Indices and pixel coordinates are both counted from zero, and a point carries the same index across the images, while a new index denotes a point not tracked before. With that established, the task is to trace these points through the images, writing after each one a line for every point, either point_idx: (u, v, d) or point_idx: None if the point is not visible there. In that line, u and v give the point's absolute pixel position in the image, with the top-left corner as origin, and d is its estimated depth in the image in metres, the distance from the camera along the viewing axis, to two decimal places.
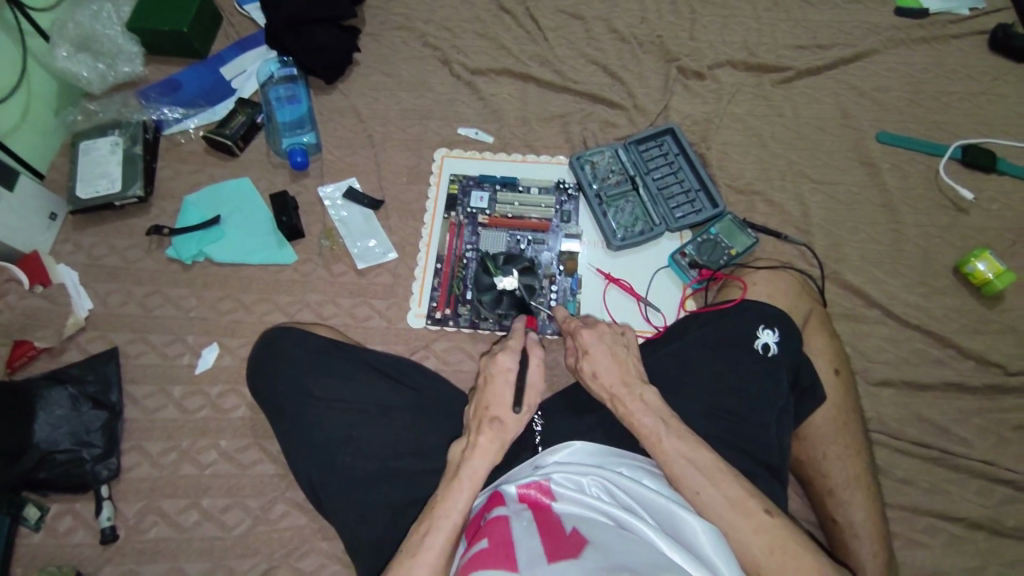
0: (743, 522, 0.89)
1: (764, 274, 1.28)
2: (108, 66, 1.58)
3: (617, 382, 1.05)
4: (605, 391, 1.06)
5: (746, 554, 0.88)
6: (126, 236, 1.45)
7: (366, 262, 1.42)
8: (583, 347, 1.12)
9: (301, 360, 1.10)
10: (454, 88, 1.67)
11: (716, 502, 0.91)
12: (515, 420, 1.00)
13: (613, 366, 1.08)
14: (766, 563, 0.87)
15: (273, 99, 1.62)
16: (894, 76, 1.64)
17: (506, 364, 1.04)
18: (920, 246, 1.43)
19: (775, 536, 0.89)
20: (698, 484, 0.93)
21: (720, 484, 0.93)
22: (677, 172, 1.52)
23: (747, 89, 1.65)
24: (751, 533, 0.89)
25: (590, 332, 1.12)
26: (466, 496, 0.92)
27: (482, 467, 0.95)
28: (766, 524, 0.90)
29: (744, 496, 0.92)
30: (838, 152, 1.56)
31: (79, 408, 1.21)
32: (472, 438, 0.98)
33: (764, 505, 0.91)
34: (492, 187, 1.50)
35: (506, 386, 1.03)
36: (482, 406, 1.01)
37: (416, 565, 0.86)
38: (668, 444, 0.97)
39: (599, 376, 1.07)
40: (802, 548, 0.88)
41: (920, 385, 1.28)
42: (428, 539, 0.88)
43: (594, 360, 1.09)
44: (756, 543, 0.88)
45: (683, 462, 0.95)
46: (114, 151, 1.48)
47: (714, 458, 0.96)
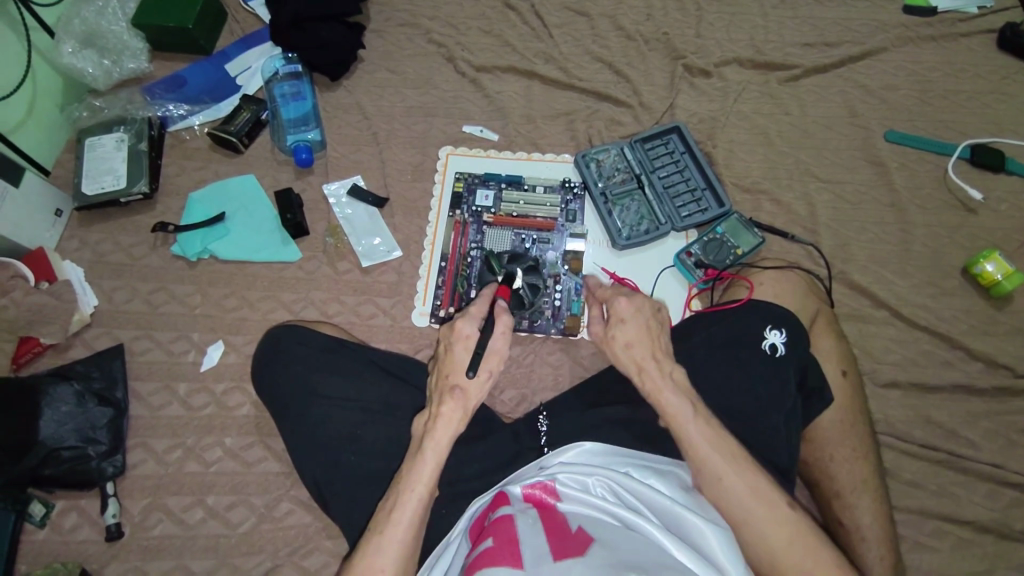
0: (764, 515, 0.92)
1: (770, 274, 1.28)
2: (114, 62, 1.58)
3: (649, 354, 1.05)
4: (634, 363, 1.05)
5: (760, 544, 0.91)
6: (133, 232, 1.45)
7: (370, 260, 1.42)
8: (618, 315, 1.10)
9: (307, 359, 1.10)
10: (458, 85, 1.66)
11: (740, 491, 0.93)
12: (475, 388, 1.00)
13: (644, 339, 1.07)
14: (780, 554, 0.90)
15: (278, 96, 1.61)
16: (903, 74, 1.63)
17: (464, 332, 1.02)
18: (928, 246, 1.42)
19: (793, 528, 0.91)
20: (724, 470, 0.94)
21: (744, 474, 0.94)
22: (683, 171, 1.51)
23: (754, 87, 1.63)
24: (768, 523, 0.91)
25: (628, 302, 1.10)
26: (430, 468, 0.95)
27: (446, 437, 0.97)
28: (782, 512, 0.92)
29: (767, 489, 0.94)
30: (846, 151, 1.55)
31: (85, 404, 1.21)
32: (434, 409, 0.99)
33: (786, 497, 0.94)
34: (497, 185, 1.49)
35: (464, 354, 1.02)
36: (444, 375, 1.01)
37: (383, 542, 0.90)
38: (689, 425, 0.98)
39: (630, 347, 1.07)
40: (818, 541, 0.91)
41: (929, 388, 1.27)
42: (395, 515, 0.92)
43: (627, 330, 1.08)
44: (772, 534, 0.91)
45: (708, 445, 0.96)
46: (119, 148, 1.48)
47: (738, 446, 0.98)
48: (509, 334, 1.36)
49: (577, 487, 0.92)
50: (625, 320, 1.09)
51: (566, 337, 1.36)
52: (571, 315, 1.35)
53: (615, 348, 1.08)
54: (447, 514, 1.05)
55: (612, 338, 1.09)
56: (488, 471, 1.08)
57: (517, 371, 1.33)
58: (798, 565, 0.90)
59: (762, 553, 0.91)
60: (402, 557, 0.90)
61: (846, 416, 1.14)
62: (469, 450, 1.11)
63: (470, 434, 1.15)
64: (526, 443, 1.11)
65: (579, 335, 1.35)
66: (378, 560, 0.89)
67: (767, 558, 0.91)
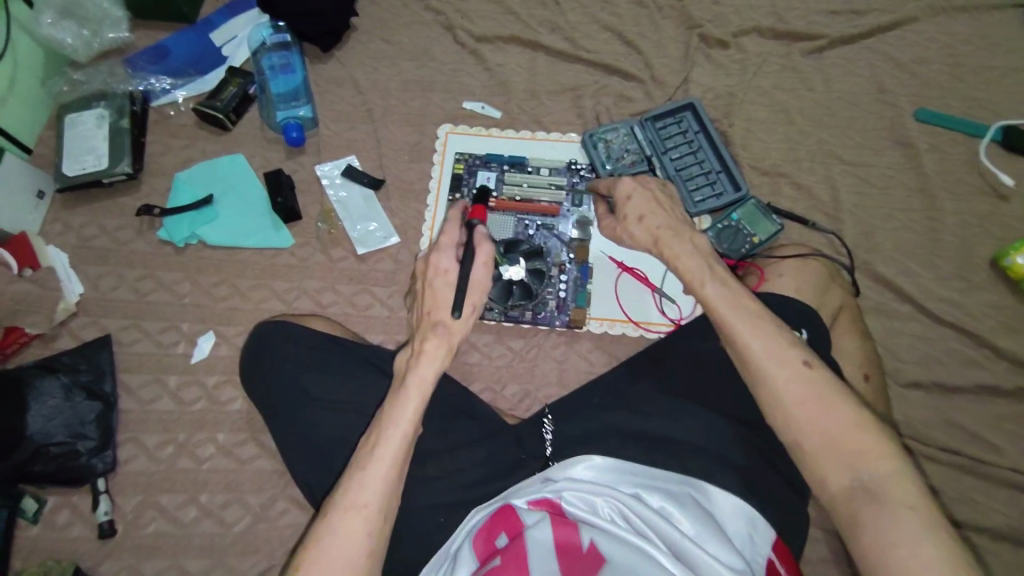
0: (781, 373, 0.94)
1: (790, 264, 1.21)
2: (94, 32, 1.47)
3: (663, 226, 1.14)
4: (650, 235, 1.15)
5: (776, 402, 0.93)
6: (117, 215, 1.38)
7: (366, 247, 1.36)
8: (625, 195, 1.21)
9: (300, 359, 1.05)
10: (458, 57, 1.55)
11: (756, 349, 0.96)
12: (458, 324, 1.01)
13: (653, 209, 1.17)
14: (797, 411, 0.92)
15: (266, 67, 1.50)
16: (936, 47, 1.51)
17: (443, 268, 1.04)
18: (954, 236, 1.35)
19: (810, 386, 0.92)
20: (742, 330, 0.98)
21: (760, 335, 0.97)
22: (697, 152, 1.42)
23: (775, 59, 1.52)
24: (785, 382, 0.93)
25: (631, 182, 1.21)
26: (412, 406, 0.95)
27: (427, 374, 0.98)
28: (803, 373, 0.93)
29: (785, 346, 0.96)
30: (871, 131, 1.45)
31: (73, 398, 1.18)
32: (416, 347, 1.00)
33: (803, 355, 0.95)
34: (499, 167, 1.41)
35: (445, 290, 1.03)
36: (426, 313, 1.03)
37: (366, 477, 0.91)
38: (707, 285, 1.05)
39: (644, 220, 1.17)
40: (839, 396, 0.91)
41: (946, 388, 1.25)
42: (378, 451, 0.93)
43: (636, 205, 1.19)
44: (790, 391, 0.92)
45: (728, 303, 1.02)
46: (100, 125, 1.40)
47: (756, 308, 1.01)
48: (512, 325, 1.31)
49: (583, 508, 0.95)
50: (631, 196, 1.20)
51: (571, 329, 1.31)
52: (577, 306, 1.30)
53: (630, 226, 1.19)
54: (445, 523, 1.02)
55: (626, 218, 1.19)
56: (491, 478, 1.07)
57: (519, 366, 1.29)
58: (817, 425, 0.90)
59: (779, 410, 0.93)
60: (387, 492, 0.91)
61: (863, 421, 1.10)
62: (467, 456, 1.07)
63: (471, 436, 1.11)
64: (529, 450, 1.10)
65: (584, 327, 1.30)
66: (361, 495, 0.89)
67: (784, 418, 0.92)
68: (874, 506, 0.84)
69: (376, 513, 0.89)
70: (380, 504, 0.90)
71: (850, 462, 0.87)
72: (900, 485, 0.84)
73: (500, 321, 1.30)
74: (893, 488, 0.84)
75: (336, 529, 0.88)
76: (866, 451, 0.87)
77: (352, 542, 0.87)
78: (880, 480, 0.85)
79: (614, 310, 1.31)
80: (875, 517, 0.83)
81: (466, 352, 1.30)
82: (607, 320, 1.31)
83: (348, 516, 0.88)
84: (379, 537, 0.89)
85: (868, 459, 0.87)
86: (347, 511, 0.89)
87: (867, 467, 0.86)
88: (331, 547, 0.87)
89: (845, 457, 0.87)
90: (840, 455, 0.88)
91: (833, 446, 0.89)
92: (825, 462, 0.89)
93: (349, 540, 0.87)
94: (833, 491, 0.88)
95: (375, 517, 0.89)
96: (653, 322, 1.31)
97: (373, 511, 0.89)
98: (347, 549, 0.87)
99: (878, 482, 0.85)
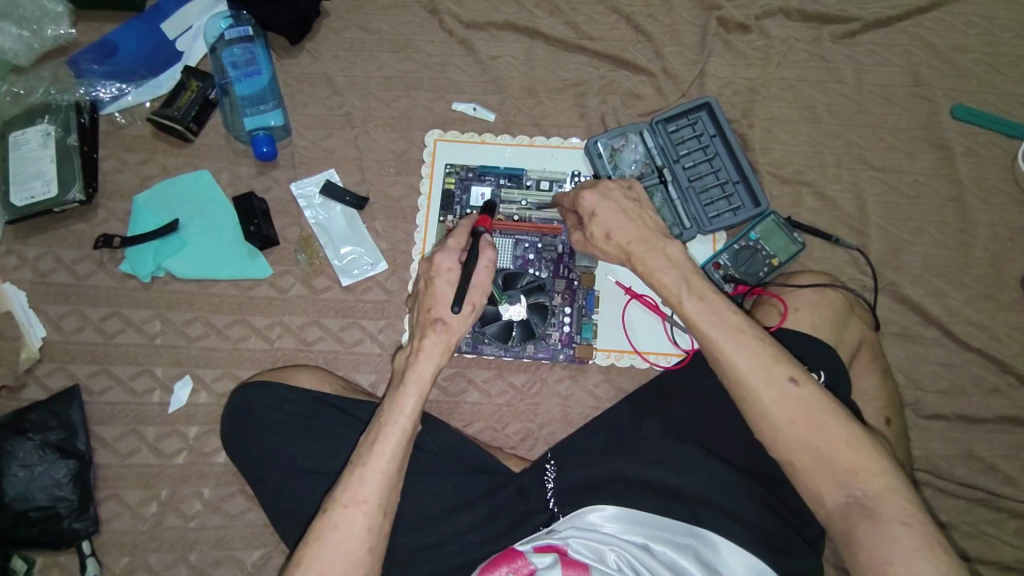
0: (766, 389, 0.83)
1: (808, 295, 1.08)
2: (33, 32, 1.31)
3: (634, 239, 0.97)
4: (622, 252, 0.98)
5: (764, 421, 0.84)
6: (74, 245, 1.26)
7: (351, 277, 1.25)
8: (588, 211, 1.01)
9: (285, 427, 1.02)
10: (445, 47, 1.36)
11: (743, 365, 0.85)
12: (459, 321, 0.97)
13: (624, 223, 0.99)
14: (787, 432, 0.82)
15: (228, 65, 1.30)
16: (978, 31, 1.35)
17: (445, 265, 0.98)
18: (988, 252, 1.25)
19: (800, 404, 0.82)
20: (724, 345, 0.87)
21: (745, 349, 0.86)
22: (712, 159, 1.26)
23: (801, 46, 1.35)
24: (772, 402, 0.83)
25: (591, 193, 1.01)
26: (413, 401, 0.92)
27: (427, 370, 0.94)
28: (793, 394, 0.83)
29: (770, 361, 0.85)
30: (904, 132, 1.31)
31: (45, 458, 1.14)
32: (416, 344, 0.96)
33: (790, 371, 0.84)
34: (495, 181, 1.27)
35: (446, 287, 0.98)
36: (426, 310, 0.97)
37: (366, 473, 0.88)
38: (686, 301, 0.91)
39: (613, 236, 0.99)
40: (827, 413, 0.82)
41: (970, 419, 1.18)
42: (378, 446, 0.89)
43: (602, 222, 0.99)
44: (778, 410, 0.83)
45: (709, 319, 0.89)
46: (46, 144, 1.25)
47: (738, 318, 0.89)
48: (512, 359, 1.23)
49: (591, 559, 0.84)
50: (596, 213, 1.00)
51: (576, 363, 1.23)
52: (582, 341, 1.22)
53: (599, 244, 1.01)
54: None
55: (592, 237, 1.01)
56: (489, 539, 0.97)
57: (523, 403, 1.22)
58: (807, 444, 0.81)
59: (767, 430, 0.84)
60: (387, 486, 0.88)
61: None
62: (469, 516, 0.98)
63: (470, 496, 1.01)
64: (533, 503, 0.99)
65: (591, 360, 1.22)
66: (362, 491, 0.86)
67: (775, 437, 0.83)
68: (869, 523, 0.77)
69: (377, 508, 0.86)
70: (380, 499, 0.87)
71: (842, 478, 0.79)
72: (894, 501, 0.77)
73: (500, 355, 1.22)
74: (887, 503, 0.77)
75: (337, 523, 0.85)
76: (858, 467, 0.79)
77: (353, 535, 0.84)
78: (875, 495, 0.78)
79: (622, 341, 1.23)
80: (872, 535, 0.76)
81: (463, 390, 1.22)
82: (614, 351, 1.23)
83: (349, 512, 0.85)
84: (380, 531, 0.86)
85: (860, 476, 0.79)
86: (348, 507, 0.86)
87: (861, 483, 0.79)
88: (331, 542, 0.84)
89: (836, 474, 0.80)
90: (832, 473, 0.80)
91: (825, 465, 0.80)
92: (816, 480, 0.81)
93: (349, 536, 0.84)
94: (828, 508, 0.80)
95: (375, 512, 0.86)
96: (662, 353, 1.22)
97: (374, 506, 0.86)
98: (348, 544, 0.84)
99: (873, 498, 0.78)
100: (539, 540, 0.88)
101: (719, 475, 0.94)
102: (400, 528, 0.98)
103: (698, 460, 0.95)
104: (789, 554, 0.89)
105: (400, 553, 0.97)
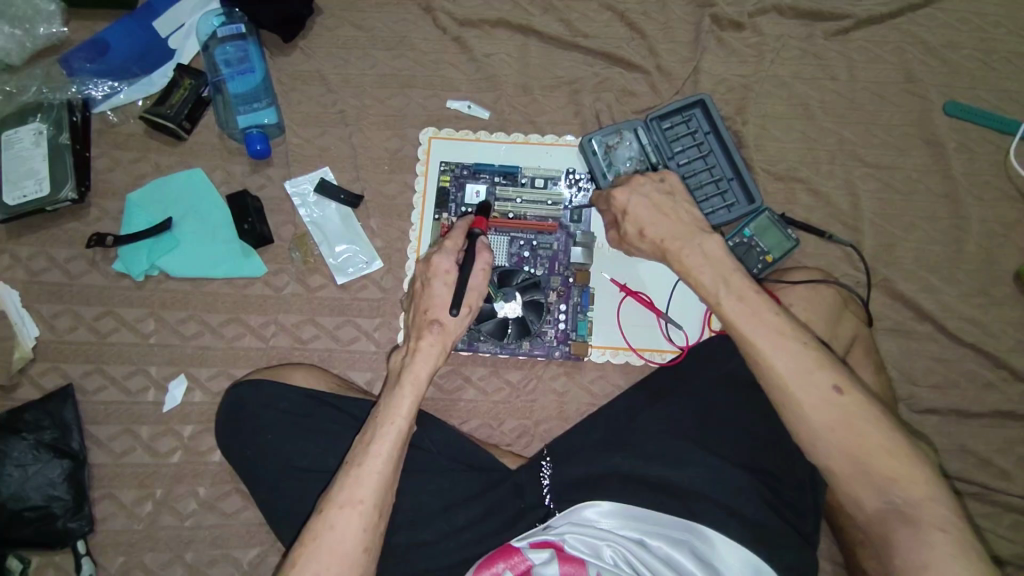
0: (807, 396, 0.83)
1: (801, 291, 1.09)
2: (25, 31, 1.30)
3: (669, 236, 0.99)
4: (657, 248, 1.01)
5: (804, 427, 0.84)
6: (67, 244, 1.26)
7: (346, 275, 1.25)
8: (620, 208, 1.05)
9: (279, 425, 1.02)
10: (438, 44, 1.36)
11: (783, 370, 0.85)
12: (456, 322, 0.97)
13: (658, 219, 1.01)
14: (826, 439, 0.82)
15: (221, 62, 1.29)
16: (969, 27, 1.36)
17: (442, 266, 0.98)
18: (981, 247, 1.26)
19: (842, 411, 0.82)
20: (765, 348, 0.86)
21: (787, 354, 0.85)
22: (707, 156, 1.26)
23: (794, 43, 1.36)
24: (813, 408, 0.83)
25: (624, 190, 1.05)
26: (409, 402, 0.92)
27: (424, 372, 0.94)
28: (834, 401, 0.83)
29: (812, 366, 0.85)
30: (897, 128, 1.32)
31: (39, 457, 1.14)
32: (412, 345, 0.96)
33: (832, 377, 0.84)
34: (490, 178, 1.27)
35: (444, 289, 0.98)
36: (422, 311, 0.97)
37: (362, 474, 0.87)
38: (726, 302, 0.91)
39: (649, 232, 1.01)
40: (868, 421, 0.82)
41: (964, 413, 1.19)
42: (374, 448, 0.89)
43: (635, 218, 1.03)
44: (819, 417, 0.83)
45: (750, 320, 0.88)
46: (38, 142, 1.24)
47: (778, 319, 0.88)
48: (507, 357, 1.23)
49: (588, 554, 0.84)
50: (628, 210, 1.04)
51: (571, 360, 1.23)
52: (578, 338, 1.22)
53: (635, 241, 1.04)
54: None
55: (627, 234, 1.05)
56: (487, 535, 0.97)
57: (518, 400, 1.22)
58: (847, 451, 0.82)
59: (805, 434, 0.84)
60: (383, 487, 0.88)
61: None
62: (466, 512, 0.98)
63: (468, 492, 1.01)
64: (529, 500, 0.99)
65: (586, 357, 1.22)
66: (358, 491, 0.86)
67: (814, 443, 0.83)
68: (908, 529, 0.78)
69: (373, 509, 0.86)
70: (376, 500, 0.87)
71: (883, 486, 0.80)
72: (934, 509, 0.78)
73: (495, 352, 1.22)
74: (927, 510, 0.78)
75: (332, 524, 0.85)
76: (899, 476, 0.80)
77: (349, 536, 0.84)
78: (916, 503, 0.79)
79: (616, 338, 1.23)
80: (910, 540, 0.78)
81: (460, 388, 1.23)
82: (609, 348, 1.23)
83: (345, 513, 0.85)
84: (375, 531, 0.86)
85: (902, 484, 0.80)
86: (344, 508, 0.85)
87: (901, 491, 0.80)
88: (327, 542, 0.84)
89: (877, 481, 0.80)
90: (873, 480, 0.81)
91: (866, 472, 0.81)
92: (857, 487, 0.82)
93: (345, 536, 0.84)
94: (867, 513, 0.82)
95: (371, 512, 0.86)
96: (657, 350, 1.23)
97: (370, 507, 0.86)
98: (343, 544, 0.84)
99: (914, 506, 0.79)
100: (536, 535, 0.88)
101: (714, 470, 0.94)
102: (397, 526, 0.98)
103: (695, 457, 0.96)
104: (788, 549, 0.89)
105: (399, 551, 0.97)
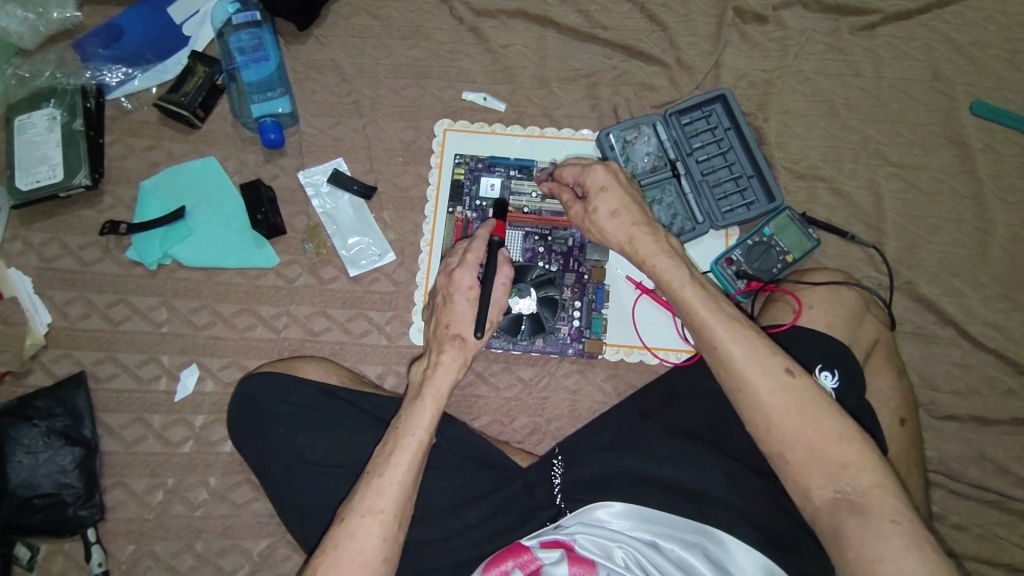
0: (763, 382, 0.83)
1: (822, 292, 1.06)
2: (39, 15, 1.28)
3: (646, 228, 0.96)
4: (625, 233, 0.97)
5: (759, 413, 0.83)
6: (80, 231, 1.26)
7: (359, 268, 1.24)
8: (598, 186, 1.00)
9: (291, 419, 1.02)
10: (455, 35, 1.34)
11: (740, 357, 0.85)
12: (477, 340, 0.97)
13: (630, 206, 0.98)
14: (781, 424, 0.82)
15: (235, 50, 1.27)
16: (997, 26, 1.32)
17: (464, 282, 0.99)
18: (1006, 251, 1.23)
19: (796, 397, 0.82)
20: (730, 347, 0.86)
21: (745, 343, 0.86)
22: (726, 152, 1.23)
23: (819, 38, 1.33)
24: (771, 397, 0.82)
25: (605, 170, 1.01)
26: (429, 414, 0.92)
27: (445, 385, 0.94)
28: (785, 384, 0.83)
29: (768, 354, 0.85)
30: (923, 127, 1.29)
31: (51, 444, 1.14)
32: (433, 358, 0.96)
33: (785, 363, 0.84)
34: (505, 172, 1.25)
35: (465, 304, 0.99)
36: (443, 325, 0.98)
37: (383, 483, 0.87)
38: (692, 298, 0.90)
39: (618, 216, 0.97)
40: (823, 408, 0.82)
41: (984, 419, 1.17)
42: (394, 457, 0.89)
43: (608, 198, 0.99)
44: (773, 401, 0.82)
45: (713, 314, 0.88)
46: (52, 128, 1.24)
47: (738, 315, 0.90)
48: (520, 353, 1.22)
49: (599, 554, 0.82)
50: (605, 189, 0.99)
51: (585, 357, 1.22)
52: (592, 335, 1.21)
53: (600, 222, 0.99)
54: None
55: (595, 211, 0.99)
56: (496, 534, 0.96)
57: (531, 397, 1.21)
58: (801, 436, 0.81)
59: (760, 422, 0.83)
60: (404, 496, 0.87)
61: (904, 472, 1.03)
62: (476, 511, 0.97)
63: (476, 489, 1.00)
64: (539, 498, 0.98)
65: (600, 355, 1.21)
66: (379, 500, 0.86)
67: (769, 430, 0.82)
68: (858, 520, 0.76)
69: (393, 518, 0.85)
70: (397, 509, 0.86)
71: (832, 472, 0.79)
72: (883, 498, 0.76)
73: (509, 348, 1.21)
74: (878, 502, 0.76)
75: (353, 532, 0.84)
76: (849, 463, 0.78)
77: (369, 545, 0.83)
78: (865, 492, 0.77)
79: (631, 337, 1.21)
80: (860, 531, 0.75)
81: (472, 384, 1.22)
82: (623, 347, 1.21)
83: (366, 522, 0.84)
84: (396, 541, 0.85)
85: (852, 472, 0.78)
86: (365, 516, 0.85)
87: (851, 479, 0.78)
88: (347, 551, 0.83)
89: (827, 468, 0.79)
90: (822, 467, 0.79)
91: (815, 459, 0.80)
92: (805, 474, 0.80)
93: (366, 545, 0.83)
94: (816, 503, 0.79)
95: (391, 522, 0.85)
96: (672, 349, 1.21)
97: (390, 516, 0.85)
98: (363, 553, 0.83)
99: (862, 495, 0.77)
100: (547, 532, 0.87)
101: (726, 471, 0.93)
102: None
103: (710, 456, 0.94)
104: (797, 551, 0.88)
105: (408, 545, 0.96)
